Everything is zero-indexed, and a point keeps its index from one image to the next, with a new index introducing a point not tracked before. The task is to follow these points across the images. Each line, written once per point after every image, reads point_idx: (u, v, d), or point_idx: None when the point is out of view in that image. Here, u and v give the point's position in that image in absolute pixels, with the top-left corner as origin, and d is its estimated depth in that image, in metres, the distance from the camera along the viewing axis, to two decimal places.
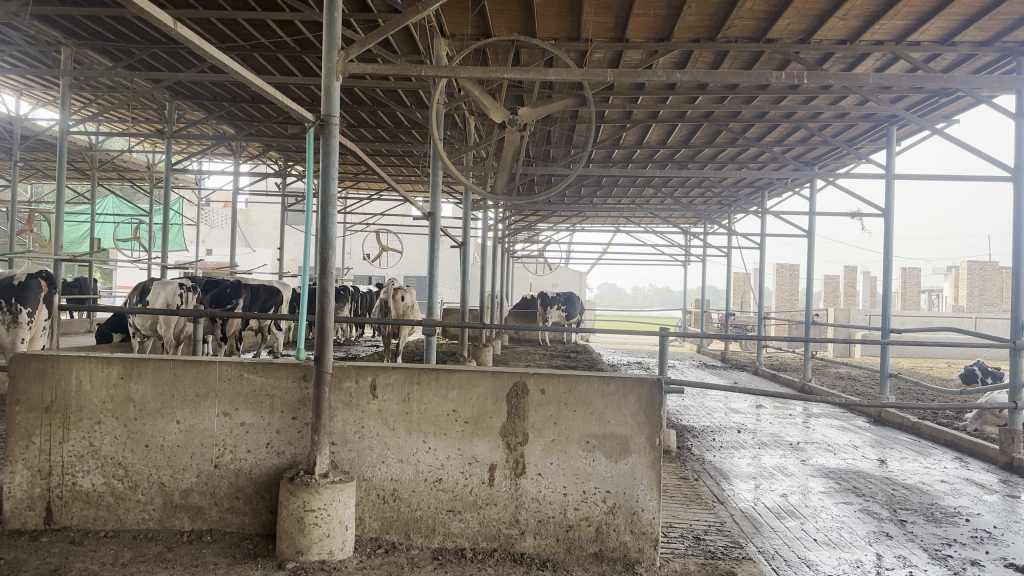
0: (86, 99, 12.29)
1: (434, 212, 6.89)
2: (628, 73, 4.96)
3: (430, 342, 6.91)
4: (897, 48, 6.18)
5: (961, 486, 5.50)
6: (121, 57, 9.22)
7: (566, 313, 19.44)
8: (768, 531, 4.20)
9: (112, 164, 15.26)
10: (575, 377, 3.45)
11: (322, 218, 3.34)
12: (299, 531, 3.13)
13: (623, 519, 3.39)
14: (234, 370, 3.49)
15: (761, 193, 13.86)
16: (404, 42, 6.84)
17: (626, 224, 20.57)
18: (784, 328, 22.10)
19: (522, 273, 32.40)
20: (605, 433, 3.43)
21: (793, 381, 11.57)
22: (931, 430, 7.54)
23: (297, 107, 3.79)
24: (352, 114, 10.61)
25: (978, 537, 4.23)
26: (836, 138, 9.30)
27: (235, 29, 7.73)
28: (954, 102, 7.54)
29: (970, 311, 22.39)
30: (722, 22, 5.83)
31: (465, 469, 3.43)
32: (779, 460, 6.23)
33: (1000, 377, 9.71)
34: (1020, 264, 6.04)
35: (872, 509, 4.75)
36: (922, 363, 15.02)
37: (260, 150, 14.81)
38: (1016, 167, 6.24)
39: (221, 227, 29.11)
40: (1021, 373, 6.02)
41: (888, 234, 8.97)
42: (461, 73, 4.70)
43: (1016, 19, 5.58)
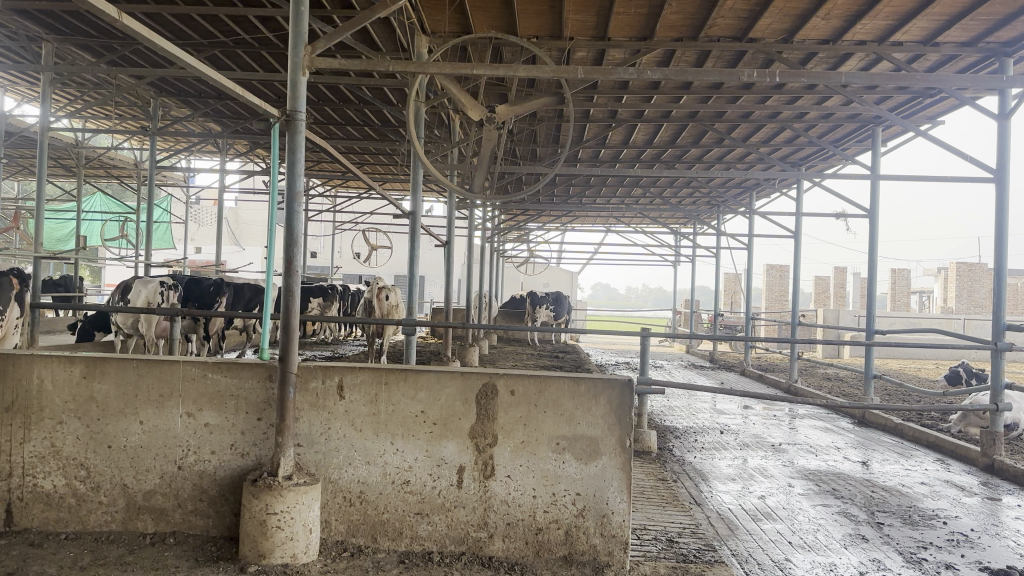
0: (70, 96, 12.17)
1: (415, 210, 6.82)
2: (607, 71, 4.91)
3: (410, 342, 6.85)
4: (879, 49, 6.16)
5: (941, 488, 5.47)
6: (104, 53, 9.13)
7: (555, 313, 19.41)
8: (743, 534, 4.16)
9: (98, 162, 15.13)
10: (546, 377, 3.39)
11: (288, 215, 3.29)
12: (261, 534, 3.08)
13: (593, 522, 3.34)
14: (198, 370, 3.43)
15: (750, 194, 13.84)
16: (385, 39, 6.79)
17: (616, 224, 20.51)
18: (774, 329, 22.10)
19: (513, 272, 32.38)
20: (576, 435, 3.38)
21: (780, 382, 11.56)
22: (914, 431, 7.52)
23: (260, 101, 3.74)
24: (337, 112, 10.52)
25: (954, 540, 4.19)
26: (822, 139, 9.28)
27: (216, 25, 7.66)
28: (938, 103, 7.52)
29: (959, 312, 22.44)
30: (704, 20, 5.79)
31: (434, 471, 3.38)
32: (761, 462, 6.19)
33: (984, 379, 9.72)
34: (1002, 264, 6.01)
35: (850, 511, 4.72)
36: (910, 364, 15.04)
37: (247, 148, 14.71)
38: (998, 168, 6.22)
39: (210, 226, 28.92)
40: (1003, 375, 5.99)
41: (873, 236, 8.95)
42: (431, 70, 4.61)
43: (998, 19, 5.56)
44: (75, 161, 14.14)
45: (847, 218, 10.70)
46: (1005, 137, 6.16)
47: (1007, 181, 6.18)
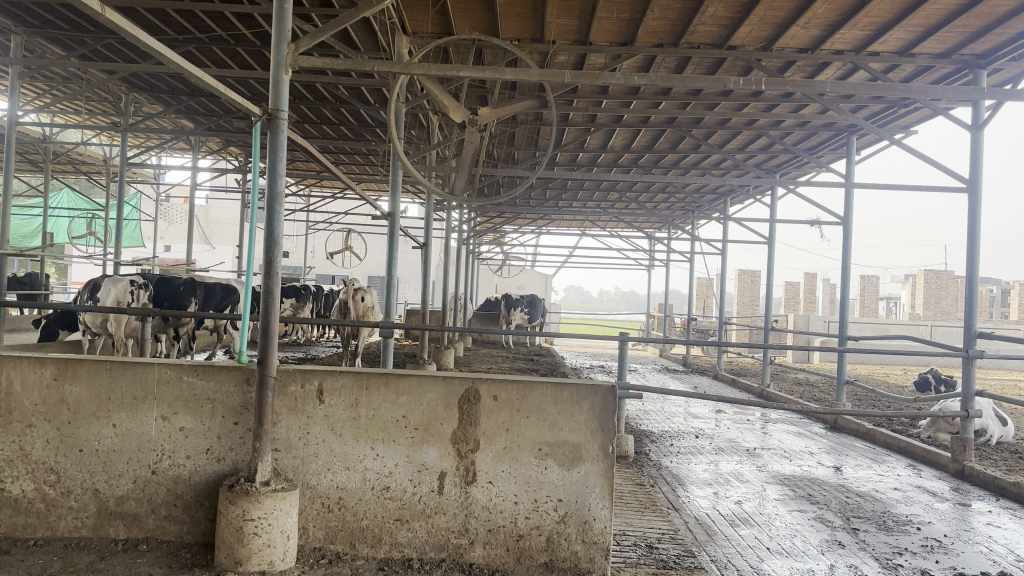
0: (39, 89, 11.90)
1: (393, 211, 6.76)
2: (590, 75, 4.90)
3: (387, 345, 6.78)
4: (857, 58, 6.22)
5: (914, 493, 5.53)
6: (75, 47, 8.93)
7: (529, 315, 19.40)
8: (721, 540, 4.16)
9: (66, 157, 14.82)
10: (528, 383, 3.37)
11: (268, 215, 3.22)
12: (237, 541, 3.02)
13: (574, 529, 3.32)
14: (174, 373, 3.35)
15: (724, 200, 13.95)
16: (365, 39, 6.73)
17: (590, 228, 20.53)
18: (746, 334, 22.27)
19: (486, 274, 32.36)
20: (558, 441, 3.36)
21: (752, 387, 11.64)
22: (886, 437, 7.61)
23: (241, 99, 3.67)
24: (313, 111, 10.41)
25: (929, 546, 4.24)
26: (797, 146, 9.36)
27: (192, 20, 7.53)
28: (912, 113, 7.62)
29: (926, 319, 22.80)
30: (685, 26, 5.81)
31: (415, 476, 3.34)
32: (735, 467, 6.22)
33: (952, 385, 9.88)
34: (975, 272, 6.09)
35: (826, 517, 4.76)
36: (879, 369, 15.25)
37: (220, 146, 14.49)
38: (971, 178, 6.31)
39: (180, 224, 28.52)
40: (974, 383, 6.08)
41: (847, 243, 9.04)
42: (416, 70, 4.56)
43: (974, 32, 5.64)
44: (43, 156, 13.84)
45: (821, 225, 10.81)
46: (978, 147, 6.25)
47: (979, 191, 6.27)
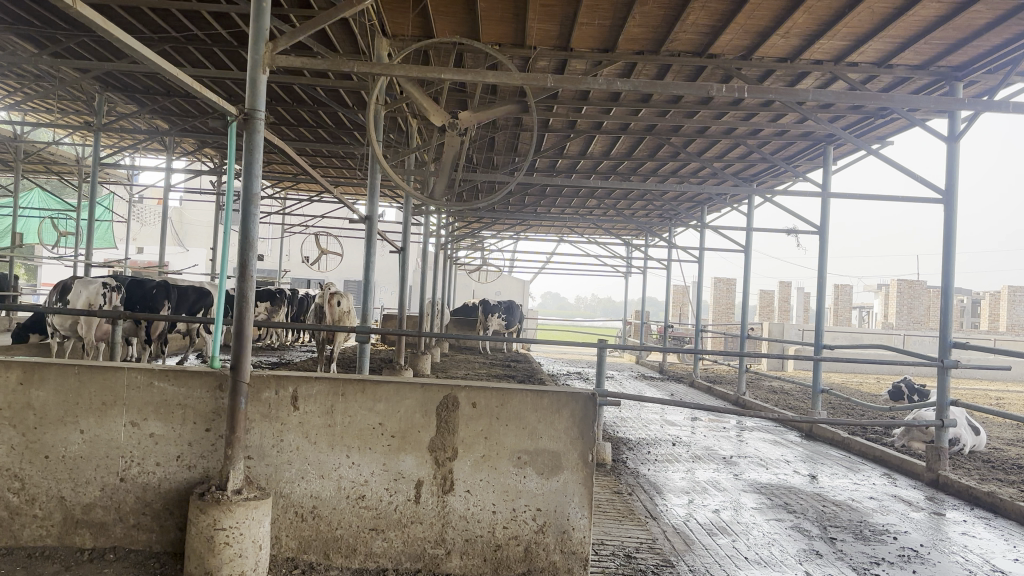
0: (9, 87, 11.68)
1: (371, 215, 6.68)
2: (573, 81, 4.87)
3: (363, 350, 6.70)
4: (835, 69, 6.26)
5: (890, 503, 5.55)
6: (48, 44, 8.77)
7: (506, 321, 19.36)
8: (699, 549, 4.13)
9: (38, 156, 14.55)
10: (507, 391, 3.32)
11: (244, 217, 3.15)
12: (208, 551, 2.94)
13: (553, 538, 3.28)
14: (144, 378, 3.26)
15: (701, 208, 14.01)
16: (344, 40, 6.65)
17: (568, 234, 20.54)
18: (721, 342, 22.42)
19: (464, 279, 32.31)
20: (537, 449, 3.31)
21: (728, 395, 11.68)
22: (861, 445, 7.64)
23: (218, 99, 3.61)
24: (291, 113, 10.31)
25: (906, 556, 4.25)
26: (774, 155, 9.42)
27: (169, 19, 7.42)
28: (888, 123, 7.69)
29: (899, 328, 23.05)
30: (666, 34, 5.81)
31: (391, 485, 3.27)
32: (712, 475, 6.20)
33: (925, 395, 9.99)
34: (951, 282, 6.13)
35: (803, 526, 4.75)
36: (852, 378, 15.37)
37: (195, 147, 14.30)
38: (947, 189, 6.36)
39: (154, 226, 28.14)
40: (949, 392, 6.11)
41: (823, 252, 9.10)
42: (398, 70, 4.50)
43: (950, 44, 5.70)
44: (14, 155, 13.58)
45: (797, 233, 10.88)
46: (954, 159, 6.31)
47: (954, 203, 6.33)
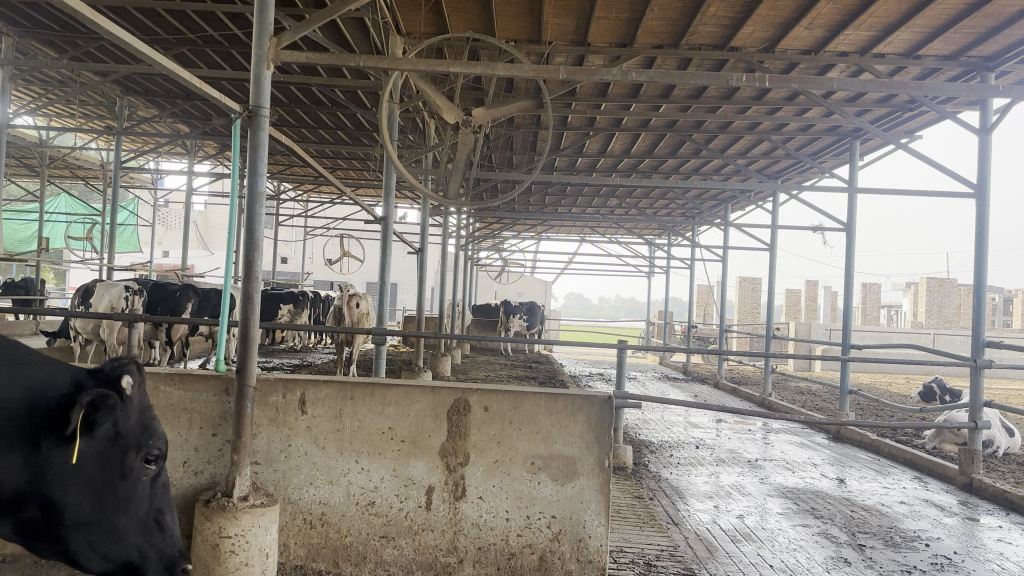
0: (31, 94, 11.76)
1: (387, 216, 6.57)
2: (588, 73, 4.75)
3: (380, 353, 6.60)
4: (861, 60, 6.09)
5: (921, 508, 5.36)
6: (68, 49, 8.80)
7: (528, 322, 19.25)
8: (723, 557, 3.98)
9: (63, 161, 14.67)
10: (520, 394, 3.22)
11: (250, 217, 3.08)
12: (214, 559, 2.86)
13: (569, 547, 3.16)
14: (150, 383, 3.20)
15: (724, 206, 13.82)
16: (358, 38, 6.56)
17: (591, 234, 20.35)
18: (746, 342, 22.15)
19: (485, 281, 32.41)
20: (552, 454, 3.20)
21: (753, 396, 11.50)
22: (891, 448, 7.45)
23: (221, 95, 3.53)
24: (309, 115, 10.28)
25: (938, 564, 4.07)
26: (799, 151, 9.23)
27: (185, 21, 7.41)
28: (917, 117, 7.50)
29: (929, 327, 22.64)
30: (686, 27, 5.67)
31: (401, 491, 3.18)
32: (737, 479, 6.05)
33: (957, 397, 9.78)
34: (984, 278, 5.91)
35: (831, 532, 4.59)
36: (880, 379, 15.11)
37: (216, 149, 14.35)
38: (979, 183, 6.14)
39: (178, 230, 28.41)
40: (981, 393, 5.89)
41: (851, 249, 8.87)
42: (406, 65, 4.40)
43: (980, 33, 5.51)
44: (40, 160, 13.70)
45: (823, 231, 10.66)
46: (986, 152, 6.11)
47: (987, 197, 6.12)
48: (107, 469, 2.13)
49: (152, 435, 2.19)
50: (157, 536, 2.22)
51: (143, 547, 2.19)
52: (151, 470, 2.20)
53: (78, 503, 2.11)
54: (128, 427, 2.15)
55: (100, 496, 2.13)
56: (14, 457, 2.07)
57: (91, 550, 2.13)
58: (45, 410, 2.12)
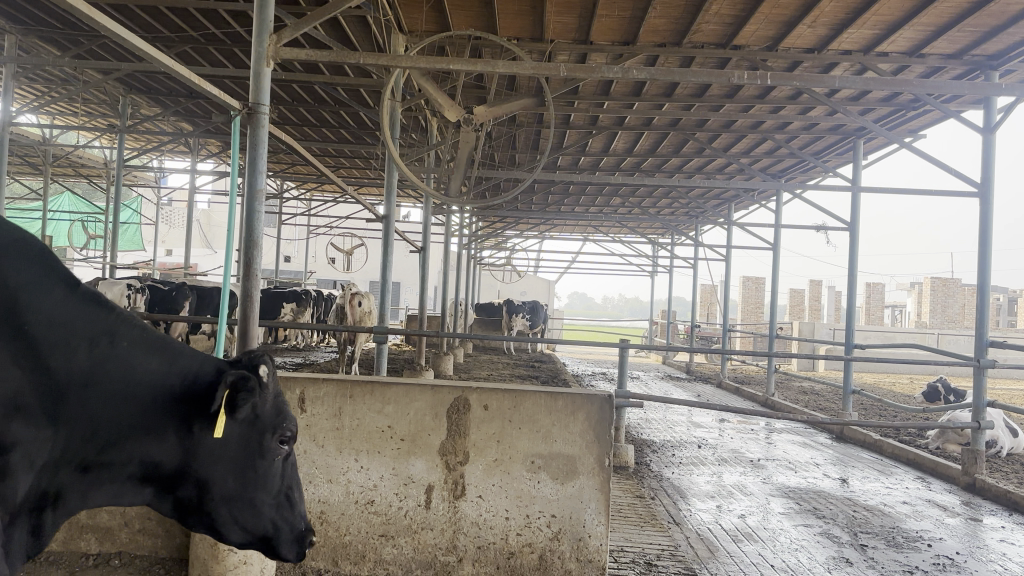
0: (34, 92, 11.80)
1: (389, 215, 6.57)
2: (590, 70, 4.73)
3: (381, 351, 6.60)
4: (864, 59, 6.07)
5: (924, 508, 5.34)
6: (71, 47, 8.82)
7: (531, 321, 19.26)
8: (724, 557, 3.97)
9: (67, 160, 14.71)
10: (520, 393, 3.21)
11: (248, 214, 3.07)
12: (213, 557, 2.85)
13: (568, 546, 3.15)
14: None
15: (728, 205, 13.80)
16: (359, 36, 6.56)
17: (594, 233, 20.35)
18: (749, 342, 22.12)
19: (489, 280, 32.46)
20: (552, 453, 3.19)
21: (756, 396, 11.49)
22: (893, 448, 7.42)
23: (221, 91, 3.53)
24: (311, 113, 10.28)
25: (941, 564, 4.05)
26: (802, 150, 9.21)
27: (187, 19, 7.42)
28: (921, 115, 7.47)
29: (933, 327, 22.59)
30: (688, 25, 5.65)
31: (401, 490, 3.17)
32: (738, 478, 6.04)
33: (960, 397, 9.75)
34: (987, 278, 5.89)
35: (833, 532, 4.57)
36: (884, 379, 15.08)
37: (219, 148, 14.37)
38: (983, 182, 6.12)
39: (181, 229, 28.47)
40: (984, 393, 5.86)
41: (854, 249, 8.84)
42: (407, 62, 4.39)
43: (984, 31, 5.49)
44: (44, 159, 13.75)
45: (827, 231, 10.63)
46: (990, 151, 6.08)
47: (991, 197, 6.09)
48: (246, 448, 1.95)
49: (288, 415, 2.01)
50: (296, 516, 2.03)
51: (279, 524, 2.00)
52: (287, 450, 2.01)
53: (212, 486, 1.92)
54: (266, 407, 1.97)
55: (241, 473, 1.94)
56: (166, 435, 1.91)
57: (233, 527, 1.95)
58: (185, 392, 1.95)
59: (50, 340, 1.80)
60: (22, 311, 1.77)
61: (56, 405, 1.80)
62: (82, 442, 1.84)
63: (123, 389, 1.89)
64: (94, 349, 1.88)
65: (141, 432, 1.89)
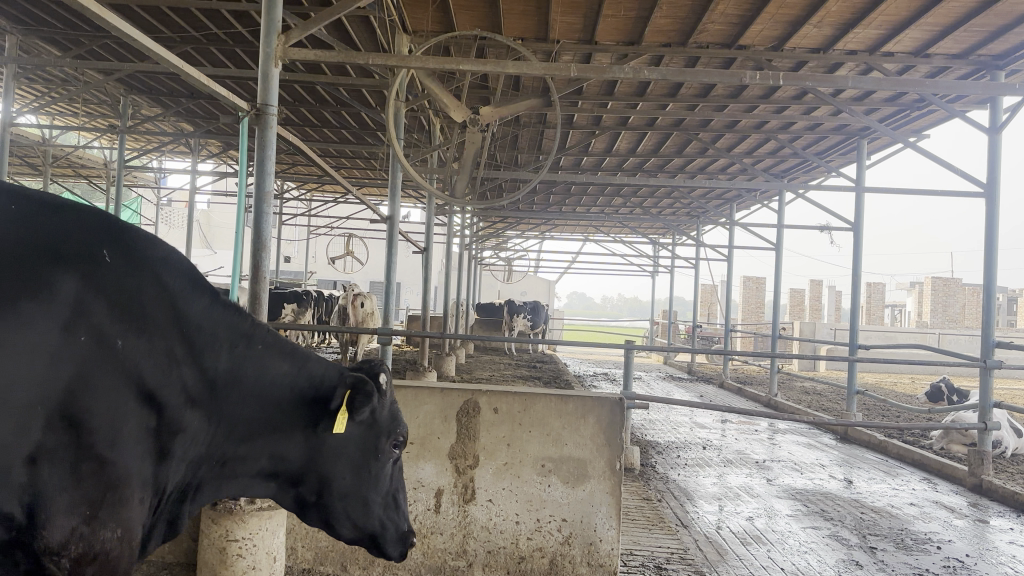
0: (35, 93, 11.76)
1: (393, 216, 6.53)
2: (597, 70, 4.71)
3: (386, 353, 6.56)
4: (870, 59, 6.05)
5: (931, 510, 5.32)
6: (72, 47, 8.78)
7: (532, 322, 19.23)
8: (734, 560, 3.95)
9: (67, 160, 14.68)
10: (530, 396, 3.19)
11: (257, 216, 3.04)
12: (221, 563, 2.83)
13: (579, 550, 3.13)
14: None
15: (730, 206, 13.77)
16: (363, 36, 6.54)
17: (594, 233, 20.32)
18: (750, 342, 22.09)
19: (489, 280, 32.43)
20: (562, 457, 3.17)
21: (759, 396, 11.45)
22: (899, 448, 7.40)
23: (227, 92, 3.50)
24: (313, 113, 10.25)
25: (951, 567, 4.03)
26: (805, 151, 9.19)
27: (189, 19, 7.39)
28: (926, 115, 7.45)
29: (934, 327, 22.56)
30: (694, 25, 5.62)
31: (410, 494, 3.15)
32: (745, 480, 6.02)
33: (964, 397, 9.73)
34: (993, 279, 5.87)
35: (841, 535, 4.55)
36: (886, 379, 15.05)
37: (219, 148, 14.34)
38: (989, 182, 6.10)
39: (181, 229, 28.41)
40: (991, 394, 5.83)
41: (858, 249, 8.82)
42: (415, 62, 4.37)
43: (990, 31, 5.46)
44: (44, 159, 13.71)
45: (831, 231, 10.61)
46: (996, 151, 6.06)
47: (997, 197, 6.08)
48: (363, 449, 2.18)
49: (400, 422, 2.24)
50: (400, 516, 2.26)
51: (387, 522, 2.23)
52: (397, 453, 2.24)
53: (333, 482, 2.16)
54: (383, 413, 2.20)
55: (357, 472, 2.18)
56: (296, 434, 2.15)
57: (345, 521, 2.19)
58: (314, 396, 2.18)
59: (200, 342, 1.99)
60: (180, 316, 1.93)
61: (204, 402, 2.02)
62: (227, 433, 2.09)
63: (263, 391, 2.12)
64: (235, 353, 2.08)
65: (277, 429, 2.14)
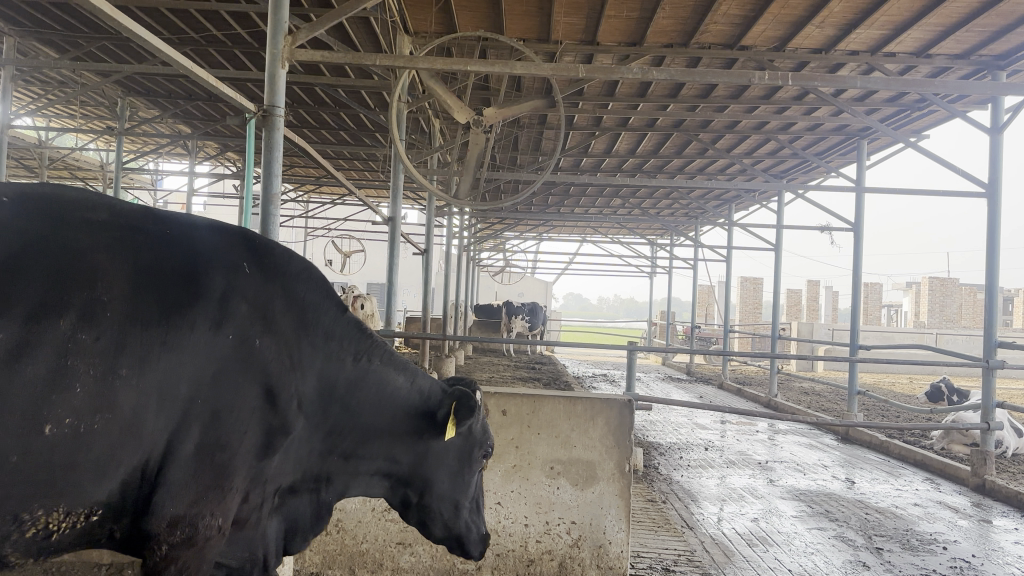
0: (31, 94, 11.70)
1: (393, 217, 6.50)
2: (602, 70, 4.70)
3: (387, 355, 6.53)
4: (872, 59, 6.05)
5: (935, 510, 5.31)
6: (69, 49, 8.73)
7: (530, 323, 19.20)
8: (741, 561, 3.94)
9: (63, 162, 14.61)
10: (539, 398, 3.18)
11: (264, 218, 3.02)
12: None
13: (588, 553, 3.11)
14: None
15: (728, 206, 13.77)
16: (364, 37, 6.51)
17: (592, 234, 20.31)
18: (748, 342, 22.10)
19: (486, 281, 32.39)
20: (571, 459, 3.16)
21: (758, 398, 11.45)
22: (901, 448, 7.39)
23: (233, 93, 3.48)
24: (312, 114, 10.22)
25: (958, 567, 4.03)
26: (805, 151, 9.20)
27: (188, 21, 7.34)
28: (926, 115, 7.45)
29: (931, 327, 22.60)
30: (696, 26, 5.62)
31: None
32: (748, 481, 6.01)
33: (963, 397, 9.73)
34: (996, 278, 5.87)
35: (847, 535, 4.54)
36: (885, 379, 15.06)
37: (217, 150, 14.27)
38: (991, 182, 6.10)
39: None
40: (994, 394, 5.83)
41: (858, 249, 8.82)
42: (420, 63, 4.36)
43: (993, 31, 5.46)
44: (40, 161, 13.64)
45: (830, 231, 10.62)
46: (998, 151, 6.07)
47: (999, 197, 6.08)
48: (460, 457, 2.39)
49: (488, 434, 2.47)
50: (481, 519, 2.48)
51: (471, 524, 2.44)
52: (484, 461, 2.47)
53: (433, 485, 2.37)
54: (478, 426, 2.42)
55: (452, 477, 2.39)
56: (403, 440, 2.34)
57: (438, 522, 2.39)
58: (422, 407, 2.37)
59: (328, 351, 2.13)
60: (312, 326, 2.08)
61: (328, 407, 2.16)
62: (346, 437, 2.24)
63: (382, 401, 2.27)
64: (358, 364, 2.21)
65: (390, 435, 2.31)
